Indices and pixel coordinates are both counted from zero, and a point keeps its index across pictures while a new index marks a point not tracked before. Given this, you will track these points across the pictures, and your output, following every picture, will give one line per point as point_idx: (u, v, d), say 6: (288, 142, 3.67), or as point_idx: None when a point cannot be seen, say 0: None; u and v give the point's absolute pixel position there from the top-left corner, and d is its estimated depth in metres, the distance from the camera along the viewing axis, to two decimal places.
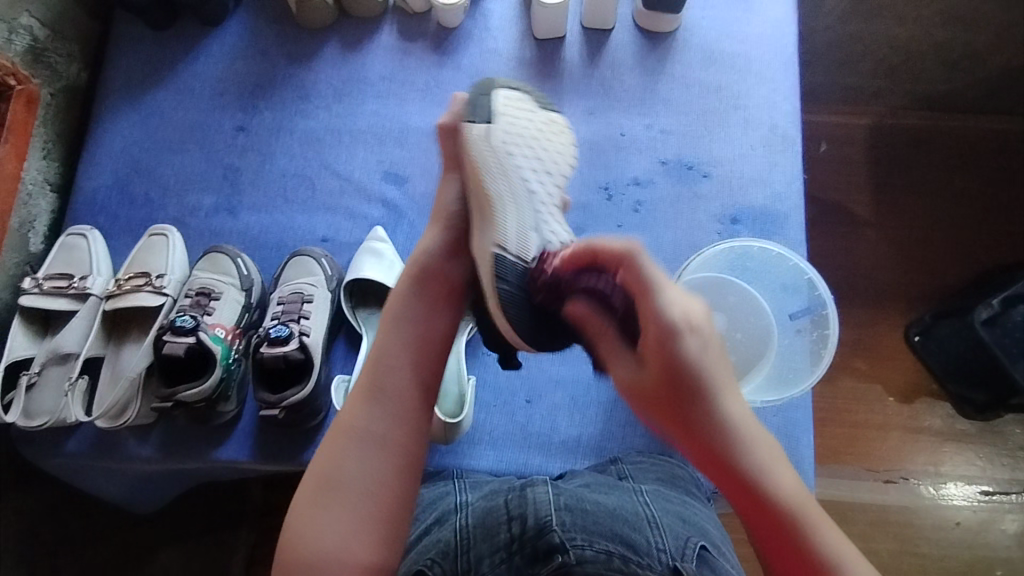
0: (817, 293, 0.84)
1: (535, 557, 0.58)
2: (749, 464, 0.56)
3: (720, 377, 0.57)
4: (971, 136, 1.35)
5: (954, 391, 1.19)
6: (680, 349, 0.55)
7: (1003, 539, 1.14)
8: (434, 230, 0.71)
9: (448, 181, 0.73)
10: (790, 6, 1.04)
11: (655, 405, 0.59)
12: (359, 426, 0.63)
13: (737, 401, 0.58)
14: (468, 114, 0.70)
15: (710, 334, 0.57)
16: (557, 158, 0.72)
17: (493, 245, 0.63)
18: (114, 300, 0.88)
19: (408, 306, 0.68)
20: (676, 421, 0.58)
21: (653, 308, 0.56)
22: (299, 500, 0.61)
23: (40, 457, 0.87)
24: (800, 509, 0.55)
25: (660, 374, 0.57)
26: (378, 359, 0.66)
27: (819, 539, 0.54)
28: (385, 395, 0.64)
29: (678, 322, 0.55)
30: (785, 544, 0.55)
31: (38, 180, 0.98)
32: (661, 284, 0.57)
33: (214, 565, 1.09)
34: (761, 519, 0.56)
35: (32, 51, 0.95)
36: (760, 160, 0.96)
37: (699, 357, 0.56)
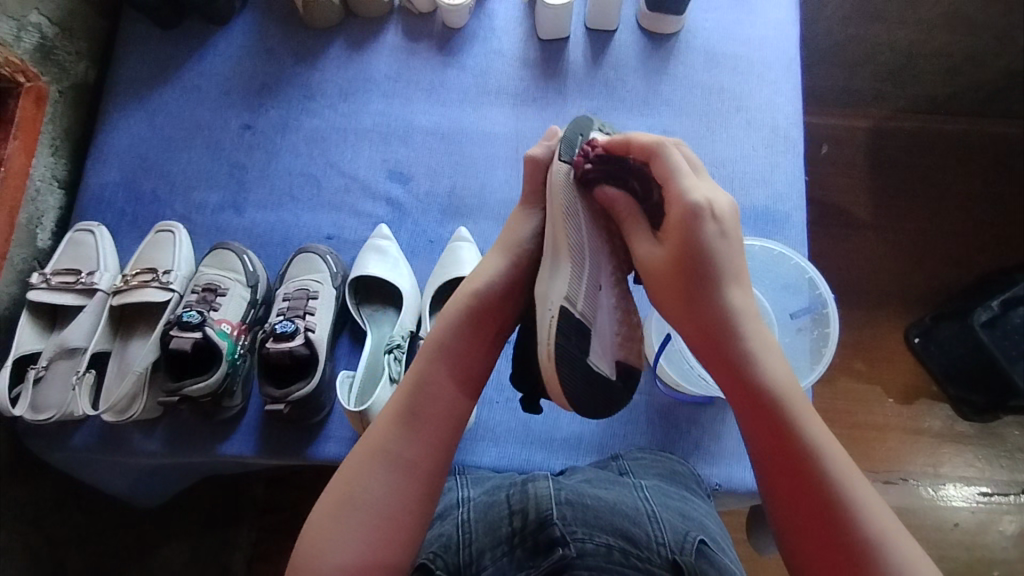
0: (818, 292, 0.85)
1: (536, 550, 0.59)
2: (742, 344, 0.60)
3: (730, 261, 0.63)
4: (969, 139, 1.36)
5: (954, 393, 1.19)
6: (695, 226, 0.62)
7: (1002, 540, 1.15)
8: (501, 261, 0.71)
9: (528, 218, 0.75)
10: (792, 8, 1.05)
11: (663, 282, 0.64)
12: (388, 449, 0.62)
13: (743, 292, 0.62)
14: (566, 152, 0.72)
15: (729, 226, 0.63)
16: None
17: (561, 299, 0.64)
18: (122, 295, 0.89)
19: (454, 341, 0.68)
20: (680, 299, 0.63)
21: (674, 192, 0.64)
22: (318, 512, 0.61)
23: (45, 451, 0.88)
24: (786, 391, 0.59)
25: (676, 252, 0.63)
26: (421, 391, 0.65)
27: (797, 415, 0.58)
28: (420, 423, 0.64)
29: (694, 203, 0.62)
30: (761, 407, 0.59)
31: (46, 177, 0.98)
32: (684, 173, 0.65)
33: (215, 561, 1.09)
34: (744, 395, 0.60)
35: (41, 49, 0.96)
36: (762, 161, 0.97)
37: (713, 239, 0.62)
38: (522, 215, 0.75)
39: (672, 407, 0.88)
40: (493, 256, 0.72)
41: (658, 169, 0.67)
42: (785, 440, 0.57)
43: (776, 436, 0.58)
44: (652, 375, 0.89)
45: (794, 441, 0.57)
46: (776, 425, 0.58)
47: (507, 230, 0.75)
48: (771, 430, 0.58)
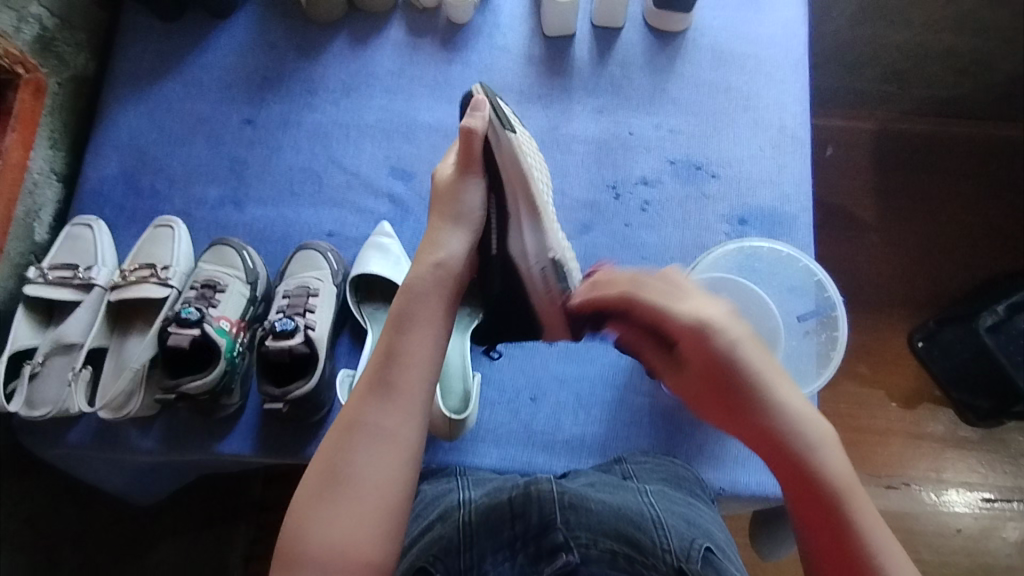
0: (826, 295, 0.84)
1: (539, 556, 0.58)
2: (799, 443, 0.61)
3: (753, 365, 0.62)
4: (976, 142, 1.34)
5: (959, 398, 1.18)
6: (703, 345, 0.62)
7: (1004, 547, 1.14)
8: (460, 229, 0.70)
9: (471, 185, 0.71)
10: (801, 7, 1.04)
11: (705, 402, 0.66)
12: (366, 420, 0.60)
13: (781, 390, 0.62)
14: (499, 123, 0.70)
15: (738, 329, 0.63)
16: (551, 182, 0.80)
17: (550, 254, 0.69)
18: (118, 291, 0.87)
19: (417, 306, 0.66)
20: (727, 412, 0.64)
21: (668, 314, 0.64)
22: (301, 489, 0.59)
23: (40, 447, 0.86)
24: (845, 494, 0.59)
25: (704, 367, 0.63)
26: (389, 358, 0.63)
27: (856, 521, 0.58)
28: (396, 393, 0.62)
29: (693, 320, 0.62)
30: (821, 510, 0.59)
31: (45, 170, 0.97)
32: (670, 302, 0.64)
33: (212, 561, 1.08)
34: (801, 494, 0.60)
35: (41, 40, 0.95)
36: (769, 161, 0.96)
37: (725, 347, 0.61)
38: (462, 182, 0.71)
39: (676, 410, 0.87)
40: (440, 223, 0.71)
41: (647, 311, 0.65)
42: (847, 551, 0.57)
43: (839, 550, 0.57)
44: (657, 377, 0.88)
45: (856, 552, 0.57)
46: (840, 536, 0.58)
47: (443, 196, 0.71)
48: (831, 535, 0.58)
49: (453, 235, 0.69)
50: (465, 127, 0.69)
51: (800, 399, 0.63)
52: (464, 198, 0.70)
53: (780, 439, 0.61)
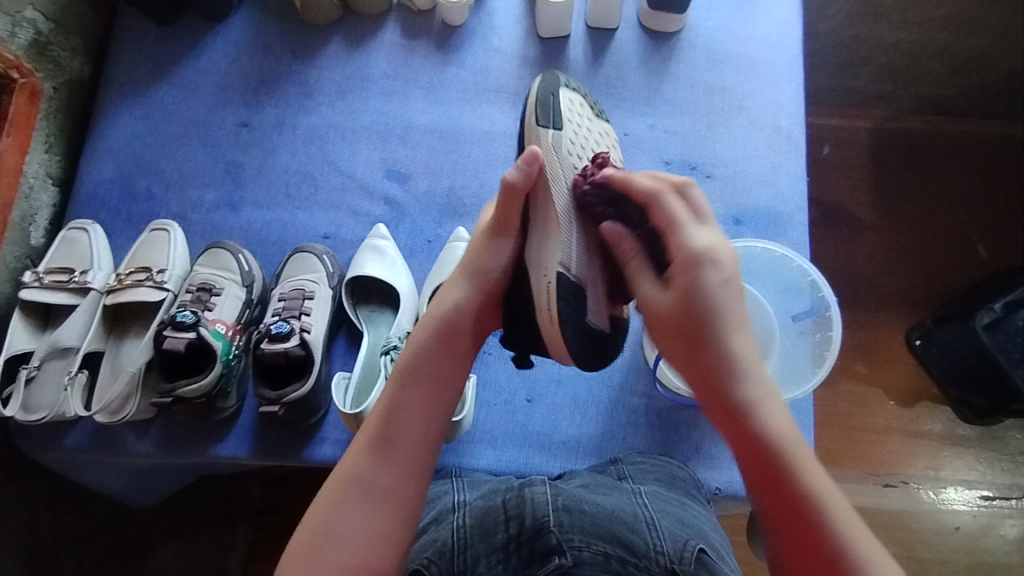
0: (821, 295, 0.84)
1: (533, 559, 0.59)
2: (750, 392, 0.57)
3: (735, 304, 0.60)
4: (971, 141, 1.34)
5: (955, 395, 1.18)
6: (695, 273, 0.60)
7: (1003, 544, 1.14)
8: (466, 287, 0.68)
9: (492, 243, 0.69)
10: (795, 7, 1.04)
11: (667, 336, 0.62)
12: (361, 477, 0.60)
13: (746, 339, 0.59)
14: (539, 121, 0.72)
15: (730, 267, 0.61)
16: (612, 161, 0.76)
17: (556, 263, 0.65)
18: (114, 295, 0.87)
19: (423, 362, 0.65)
20: (683, 344, 0.60)
21: (675, 235, 0.62)
22: (292, 543, 0.58)
23: (36, 451, 0.86)
24: (792, 451, 0.55)
25: (682, 296, 0.60)
26: (392, 417, 0.62)
27: (801, 475, 0.54)
28: (395, 450, 0.61)
29: (701, 247, 0.60)
30: (768, 466, 0.55)
31: (40, 174, 0.97)
32: (684, 220, 0.62)
33: (212, 563, 1.08)
34: (752, 453, 0.56)
35: (36, 44, 0.95)
36: (763, 161, 0.96)
37: (714, 281, 0.59)
38: (489, 241, 0.69)
39: (671, 410, 0.87)
40: (456, 281, 0.69)
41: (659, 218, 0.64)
42: (794, 507, 0.54)
43: (781, 504, 0.54)
44: (652, 378, 0.88)
45: (802, 503, 0.54)
46: (781, 487, 0.54)
47: (471, 251, 0.70)
48: (777, 493, 0.55)
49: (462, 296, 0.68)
50: (507, 180, 0.65)
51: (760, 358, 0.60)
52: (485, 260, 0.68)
53: (726, 376, 0.58)
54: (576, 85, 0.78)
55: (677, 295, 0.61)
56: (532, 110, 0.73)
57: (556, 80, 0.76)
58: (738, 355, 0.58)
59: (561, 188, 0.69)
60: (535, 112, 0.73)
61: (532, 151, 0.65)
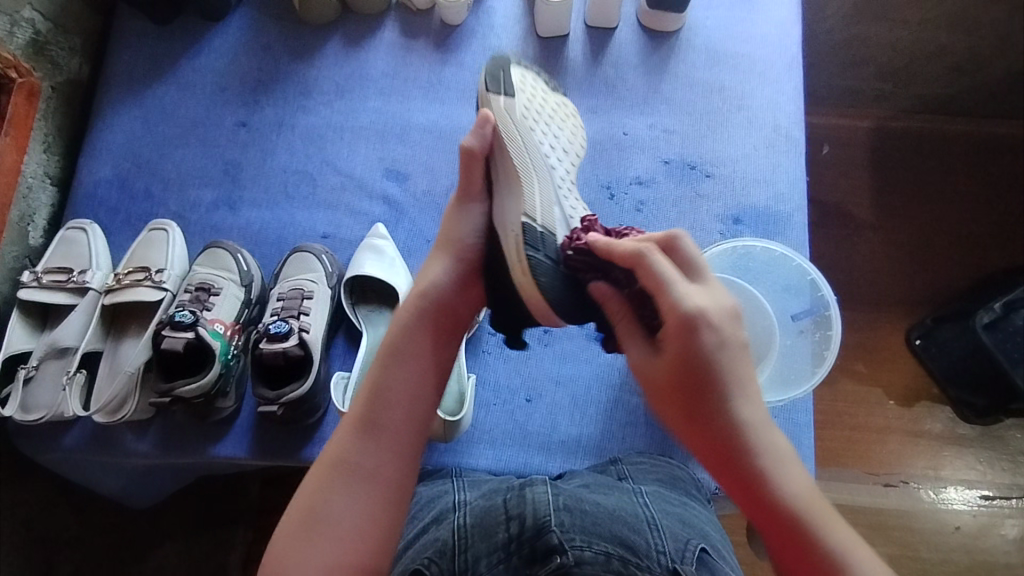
0: (820, 294, 0.84)
1: (534, 559, 0.58)
2: (757, 460, 0.55)
3: (734, 369, 0.56)
4: (971, 140, 1.34)
5: (955, 395, 1.18)
6: (690, 341, 0.55)
7: (1003, 544, 1.14)
8: (445, 261, 0.69)
9: (466, 210, 0.70)
10: (794, 6, 1.04)
11: (668, 403, 0.58)
12: (351, 461, 0.60)
13: (751, 404, 0.56)
14: (490, 91, 0.71)
15: (726, 328, 0.56)
16: (567, 136, 0.75)
17: (521, 216, 0.64)
18: (112, 295, 0.87)
19: (410, 342, 0.66)
20: (685, 413, 0.57)
21: (663, 299, 0.56)
22: (283, 529, 0.58)
23: (35, 452, 0.86)
24: (813, 519, 0.53)
25: (677, 366, 0.56)
26: (377, 396, 0.63)
27: (825, 540, 0.53)
28: (380, 431, 0.61)
29: (689, 311, 0.55)
30: (786, 535, 0.53)
31: (38, 174, 0.97)
32: (673, 278, 0.56)
33: (211, 563, 1.08)
34: (769, 523, 0.55)
35: (34, 44, 0.95)
36: (763, 160, 0.96)
37: (712, 347, 0.55)
38: (460, 211, 0.70)
39: None
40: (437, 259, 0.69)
41: (645, 278, 0.58)
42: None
43: (807, 573, 0.53)
44: None
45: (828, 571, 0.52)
46: (804, 561, 0.53)
47: (445, 225, 0.71)
48: (800, 562, 0.53)
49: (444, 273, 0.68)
50: (465, 146, 0.67)
51: (765, 418, 0.57)
52: (460, 224, 0.69)
53: (733, 447, 0.55)
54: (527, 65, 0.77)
55: (673, 365, 0.56)
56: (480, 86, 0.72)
57: (507, 59, 0.74)
58: (741, 424, 0.56)
59: (521, 141, 0.68)
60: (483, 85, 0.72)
61: (484, 113, 0.67)
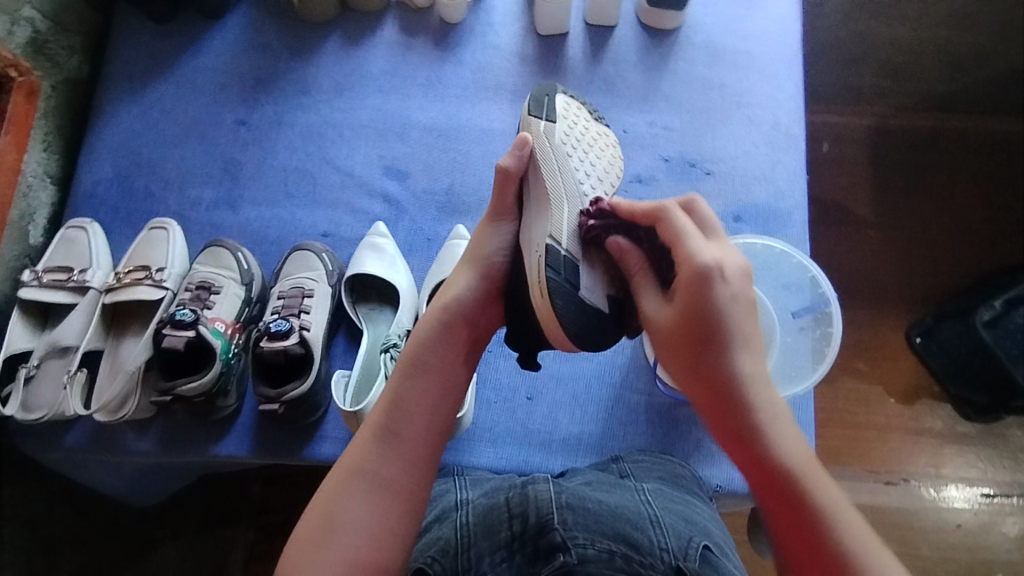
0: (821, 292, 0.84)
1: (537, 556, 0.58)
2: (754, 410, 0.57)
3: (740, 323, 0.58)
4: (971, 137, 1.34)
5: (955, 393, 1.18)
6: (701, 287, 0.58)
7: (1004, 541, 1.14)
8: (469, 277, 0.70)
9: (495, 229, 0.72)
10: (794, 3, 1.04)
11: (672, 351, 0.60)
12: (367, 468, 0.60)
13: (752, 357, 0.58)
14: (535, 117, 0.73)
15: (738, 283, 0.59)
16: (608, 165, 0.75)
17: (545, 237, 0.65)
18: (113, 294, 0.88)
19: (430, 355, 0.67)
20: (686, 359, 0.59)
21: (680, 250, 0.61)
22: (297, 535, 0.58)
23: (36, 451, 0.86)
24: (803, 472, 0.54)
25: (685, 309, 0.59)
26: (396, 407, 0.63)
27: (809, 487, 0.54)
28: (397, 441, 0.62)
29: (704, 259, 0.58)
30: (772, 480, 0.55)
31: (38, 173, 0.97)
32: (691, 234, 0.61)
33: (212, 562, 1.08)
34: (757, 469, 0.56)
35: (34, 43, 0.95)
36: (763, 157, 0.96)
37: (721, 295, 0.58)
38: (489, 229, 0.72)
39: (671, 407, 0.87)
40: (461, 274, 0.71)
41: (666, 234, 0.63)
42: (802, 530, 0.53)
43: (790, 516, 0.54)
44: (653, 375, 0.88)
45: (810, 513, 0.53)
46: (792, 509, 0.54)
47: (473, 242, 0.72)
48: (785, 507, 0.54)
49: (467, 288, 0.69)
50: (501, 166, 0.69)
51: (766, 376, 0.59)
52: (487, 241, 0.71)
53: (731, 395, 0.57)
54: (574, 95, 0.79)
55: (682, 310, 0.59)
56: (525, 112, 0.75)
57: (554, 87, 0.77)
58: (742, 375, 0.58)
59: (555, 168, 0.69)
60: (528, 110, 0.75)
61: (523, 137, 0.69)
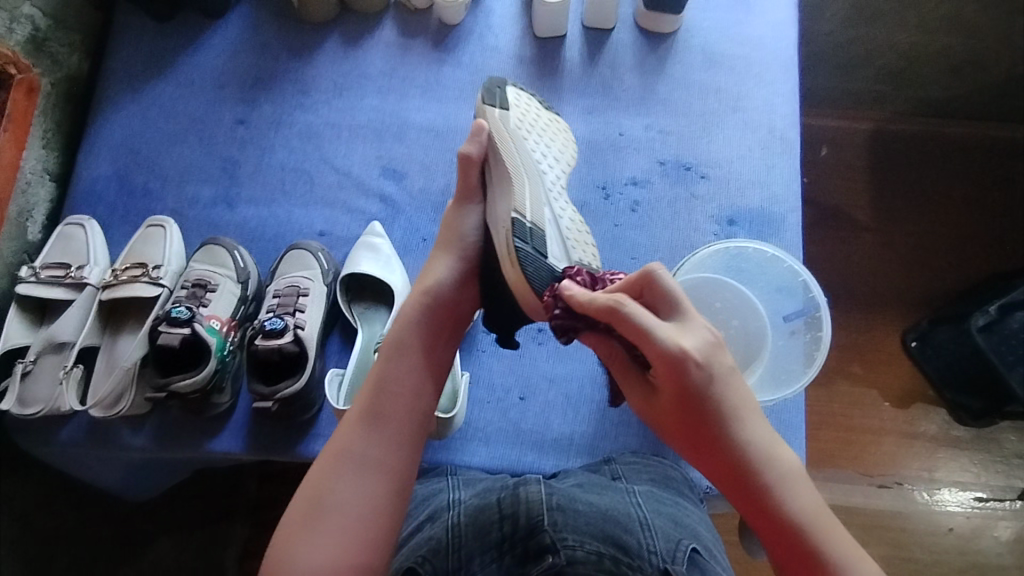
0: (812, 296, 0.83)
1: (527, 557, 0.58)
2: (762, 474, 0.58)
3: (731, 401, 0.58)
4: (968, 143, 1.35)
5: (951, 397, 1.18)
6: (680, 381, 0.56)
7: (997, 546, 1.14)
8: (449, 261, 0.71)
9: (468, 209, 0.73)
10: (791, 8, 1.05)
11: (673, 432, 0.61)
12: (357, 449, 0.61)
13: (749, 424, 0.59)
14: (489, 100, 0.75)
15: (715, 367, 0.57)
16: (561, 148, 0.78)
17: (510, 211, 0.67)
18: (110, 290, 0.88)
19: (410, 338, 0.68)
20: (687, 438, 0.60)
21: (647, 347, 0.57)
22: (288, 518, 0.59)
23: (33, 445, 0.87)
24: (817, 529, 0.56)
25: (673, 401, 0.58)
26: (381, 388, 0.65)
27: (820, 543, 0.55)
28: (385, 421, 0.63)
29: (674, 354, 0.55)
30: (782, 536, 0.57)
31: (38, 170, 0.98)
32: (652, 325, 0.56)
33: (206, 558, 1.08)
34: (768, 530, 0.57)
35: (34, 40, 0.95)
36: (758, 162, 0.96)
37: (703, 385, 0.56)
38: (461, 209, 0.73)
39: None
40: (440, 259, 0.72)
41: (625, 331, 0.58)
42: None
43: (803, 572, 0.55)
44: None
45: (821, 569, 0.55)
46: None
47: (445, 225, 0.74)
48: (796, 561, 0.56)
49: (448, 270, 0.71)
50: (464, 151, 0.71)
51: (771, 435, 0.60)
52: (460, 222, 0.73)
53: (736, 464, 0.58)
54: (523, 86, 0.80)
55: (670, 399, 0.58)
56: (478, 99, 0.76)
57: (502, 79, 0.78)
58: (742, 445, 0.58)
59: (513, 146, 0.71)
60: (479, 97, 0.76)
61: (477, 122, 0.72)
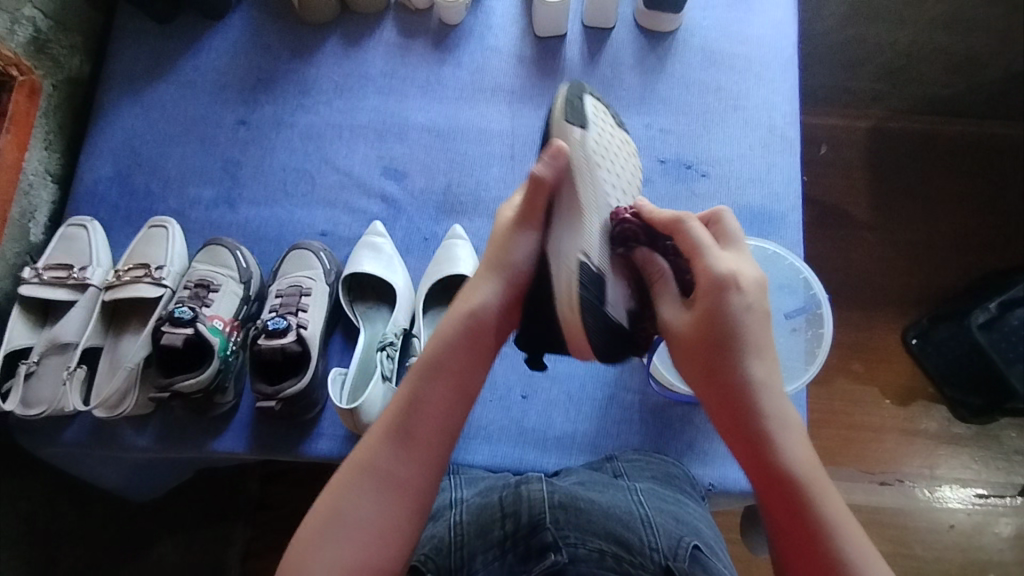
0: (813, 292, 0.86)
1: (529, 554, 0.59)
2: (767, 416, 0.58)
3: (755, 333, 0.59)
4: (967, 141, 1.35)
5: (951, 394, 1.19)
6: (719, 295, 0.59)
7: (998, 542, 1.15)
8: (496, 285, 0.66)
9: (524, 235, 0.66)
10: (790, 7, 1.05)
11: (688, 357, 0.61)
12: (380, 467, 0.60)
13: (765, 363, 0.59)
14: (567, 116, 0.68)
15: (757, 295, 0.60)
16: (628, 179, 0.72)
17: (578, 253, 0.62)
18: (113, 291, 0.88)
19: (447, 357, 0.65)
20: (703, 363, 0.60)
21: (700, 260, 0.61)
22: (305, 525, 0.59)
23: (36, 446, 0.87)
24: (812, 484, 0.56)
25: (702, 316, 0.60)
26: (412, 409, 0.62)
27: (813, 498, 0.55)
28: (411, 443, 0.61)
29: (721, 271, 0.59)
30: (777, 484, 0.56)
31: (40, 171, 0.98)
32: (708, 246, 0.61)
33: (209, 558, 1.08)
34: (762, 476, 0.57)
35: (35, 42, 0.96)
36: (758, 160, 0.97)
37: (740, 305, 0.59)
38: (517, 229, 0.66)
39: (665, 406, 0.88)
40: (486, 279, 0.67)
41: (685, 246, 0.63)
42: (812, 546, 0.54)
43: (794, 522, 0.55)
44: (646, 375, 0.89)
45: (810, 520, 0.55)
46: (798, 523, 0.55)
47: (496, 244, 0.67)
48: (788, 512, 0.56)
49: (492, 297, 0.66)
50: (535, 174, 0.62)
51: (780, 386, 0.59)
52: (513, 247, 0.66)
53: (747, 397, 0.58)
54: (598, 96, 0.74)
55: (699, 317, 0.60)
56: (556, 104, 0.69)
57: (582, 87, 0.72)
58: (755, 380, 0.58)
59: (589, 180, 0.65)
60: (560, 106, 0.69)
61: (557, 144, 0.63)
